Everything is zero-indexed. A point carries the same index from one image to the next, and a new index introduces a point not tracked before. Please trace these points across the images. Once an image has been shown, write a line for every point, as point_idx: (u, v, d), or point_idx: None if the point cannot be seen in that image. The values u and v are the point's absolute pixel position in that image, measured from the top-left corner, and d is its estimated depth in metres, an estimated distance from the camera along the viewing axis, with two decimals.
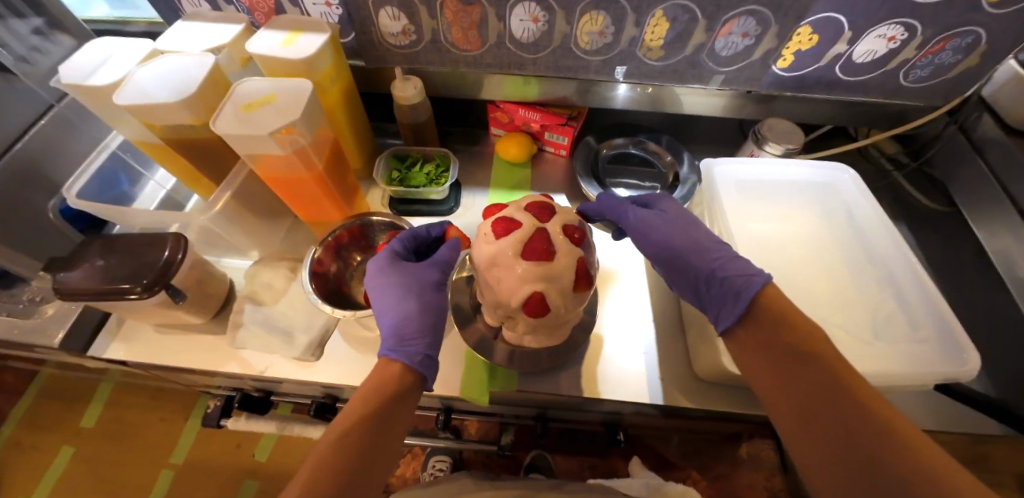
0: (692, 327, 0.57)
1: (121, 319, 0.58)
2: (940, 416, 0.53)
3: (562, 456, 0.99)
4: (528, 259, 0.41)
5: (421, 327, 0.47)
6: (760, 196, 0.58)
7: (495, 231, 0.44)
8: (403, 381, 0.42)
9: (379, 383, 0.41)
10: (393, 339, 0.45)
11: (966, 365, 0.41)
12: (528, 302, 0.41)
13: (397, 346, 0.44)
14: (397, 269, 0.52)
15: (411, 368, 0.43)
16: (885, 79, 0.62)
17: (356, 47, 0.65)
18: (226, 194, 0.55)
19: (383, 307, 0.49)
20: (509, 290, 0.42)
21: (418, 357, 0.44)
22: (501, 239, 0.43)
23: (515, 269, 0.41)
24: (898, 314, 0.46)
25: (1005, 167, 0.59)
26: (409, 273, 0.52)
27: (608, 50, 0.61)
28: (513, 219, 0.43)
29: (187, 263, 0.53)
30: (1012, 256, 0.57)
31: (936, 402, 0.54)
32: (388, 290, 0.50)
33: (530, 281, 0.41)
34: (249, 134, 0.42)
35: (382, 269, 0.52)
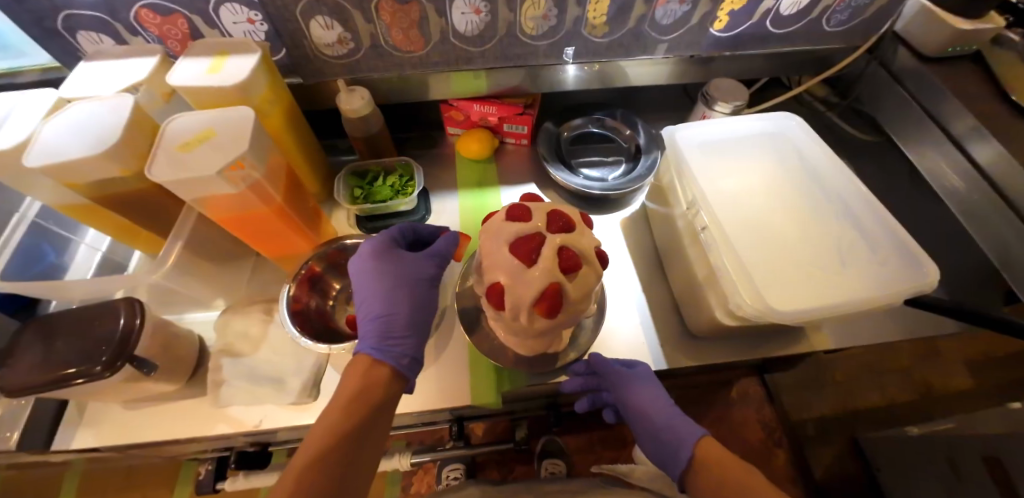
0: (680, 289, 0.59)
1: (81, 404, 0.52)
2: (903, 325, 0.59)
3: (572, 436, 1.02)
4: (530, 266, 0.39)
5: (408, 326, 0.49)
6: (721, 154, 0.60)
7: (503, 227, 0.42)
8: (382, 376, 0.45)
9: (361, 381, 0.43)
10: (378, 336, 0.47)
11: (928, 277, 0.44)
12: (545, 298, 0.38)
13: (380, 345, 0.46)
14: (387, 264, 0.52)
15: (397, 370, 0.46)
16: (810, 27, 0.66)
17: (290, 64, 0.61)
18: (177, 245, 0.50)
19: (368, 299, 0.50)
20: (520, 289, 0.39)
21: (403, 358, 0.47)
22: (512, 234, 0.41)
23: (526, 264, 0.39)
24: (861, 243, 0.50)
25: (923, 93, 0.65)
26: (400, 270, 0.52)
27: (554, 33, 0.61)
28: (524, 212, 0.42)
29: (148, 327, 0.48)
30: (941, 172, 0.64)
31: (898, 314, 0.60)
32: (378, 283, 0.51)
33: (546, 276, 0.38)
34: (194, 176, 0.38)
35: (370, 261, 0.52)
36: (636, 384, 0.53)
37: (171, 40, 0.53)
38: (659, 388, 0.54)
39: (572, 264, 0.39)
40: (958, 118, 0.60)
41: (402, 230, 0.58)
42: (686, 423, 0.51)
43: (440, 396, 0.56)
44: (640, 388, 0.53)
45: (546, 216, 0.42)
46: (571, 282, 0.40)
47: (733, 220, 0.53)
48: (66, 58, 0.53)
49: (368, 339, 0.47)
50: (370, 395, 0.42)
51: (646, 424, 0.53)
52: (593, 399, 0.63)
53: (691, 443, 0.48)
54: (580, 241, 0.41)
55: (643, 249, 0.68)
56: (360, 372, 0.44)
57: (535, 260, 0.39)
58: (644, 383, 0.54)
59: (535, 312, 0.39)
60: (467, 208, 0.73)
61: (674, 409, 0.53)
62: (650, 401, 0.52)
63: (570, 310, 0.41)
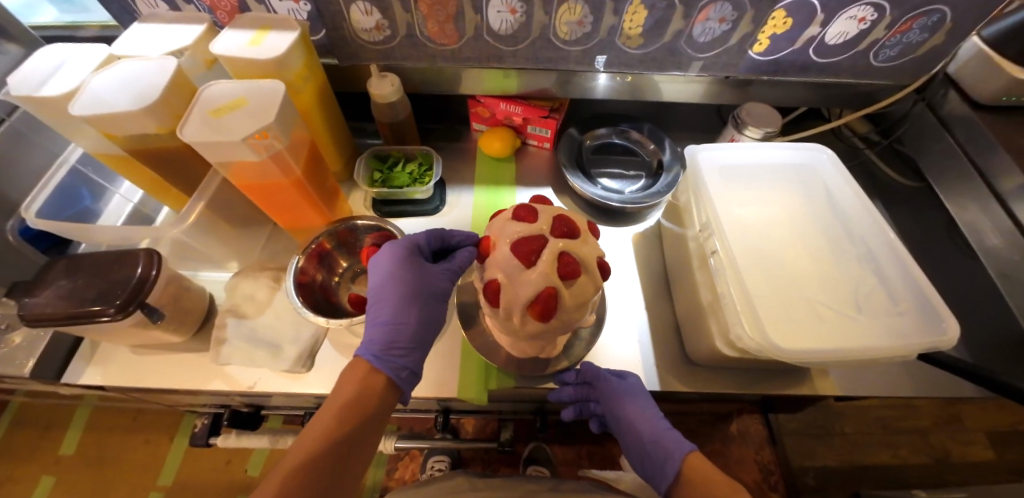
0: (683, 310, 0.58)
1: (94, 342, 0.55)
2: (917, 381, 0.56)
3: (561, 446, 1.01)
4: (530, 267, 0.39)
5: (414, 340, 0.49)
6: (741, 180, 0.58)
7: (508, 225, 0.42)
8: (380, 386, 0.45)
9: (360, 387, 0.43)
10: (382, 344, 0.47)
11: (946, 335, 0.41)
12: (539, 301, 0.38)
13: (382, 354, 0.46)
14: (414, 269, 0.52)
15: (394, 383, 0.46)
16: (856, 59, 0.63)
17: (328, 45, 0.63)
18: (199, 205, 0.52)
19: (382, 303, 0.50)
20: (515, 287, 0.39)
21: (402, 372, 0.47)
22: (515, 232, 0.40)
23: (525, 264, 0.39)
24: (879, 290, 0.48)
25: (972, 142, 0.61)
26: (422, 279, 0.52)
27: (588, 40, 0.61)
28: (530, 213, 0.42)
29: (162, 279, 0.50)
30: (980, 226, 0.60)
31: (914, 369, 0.57)
32: (394, 290, 0.50)
33: (542, 278, 0.38)
34: (221, 140, 0.40)
35: (398, 262, 0.51)
36: (625, 398, 0.52)
37: (221, 12, 0.56)
38: (651, 404, 0.53)
39: (570, 270, 0.39)
40: (1008, 173, 0.56)
41: (431, 236, 0.56)
42: (675, 437, 0.51)
43: (428, 384, 0.56)
44: (629, 403, 0.52)
45: (552, 220, 0.41)
46: (567, 289, 0.40)
47: (742, 247, 0.52)
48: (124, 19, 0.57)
49: (371, 342, 0.47)
50: (367, 402, 0.42)
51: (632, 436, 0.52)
52: (579, 409, 0.62)
53: (677, 459, 0.48)
54: (582, 249, 0.40)
55: (651, 268, 0.67)
56: (360, 380, 0.44)
57: (535, 261, 0.39)
58: (633, 397, 0.53)
59: (528, 314, 0.39)
60: (481, 204, 0.73)
61: (664, 423, 0.53)
62: (637, 418, 0.52)
63: (563, 317, 0.41)
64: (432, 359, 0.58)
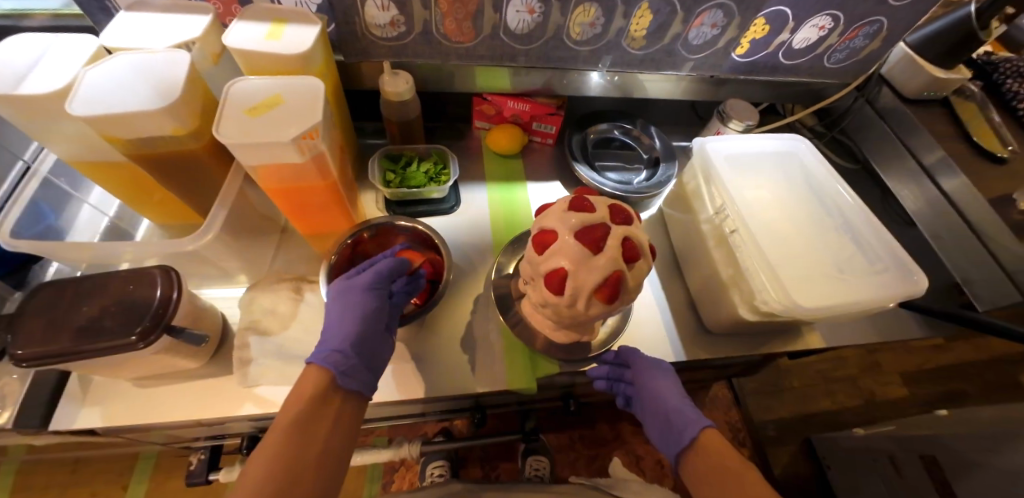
0: (699, 285, 0.64)
1: (87, 378, 0.50)
2: (883, 328, 0.67)
3: (553, 433, 1.10)
4: (598, 253, 0.41)
5: (359, 341, 0.46)
6: (741, 165, 0.66)
7: (568, 216, 0.44)
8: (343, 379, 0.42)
9: (305, 383, 0.41)
10: (325, 347, 0.44)
11: (917, 285, 0.51)
12: (609, 284, 0.40)
13: (329, 355, 0.43)
14: (367, 278, 0.50)
15: (336, 380, 0.42)
16: (813, 62, 0.74)
17: (335, 40, 0.60)
18: (221, 215, 0.48)
19: (348, 307, 0.48)
20: (583, 274, 0.41)
21: (343, 368, 0.43)
22: (578, 222, 0.43)
23: (593, 251, 0.41)
24: (858, 254, 0.58)
25: (903, 129, 0.78)
26: (369, 287, 0.50)
27: (596, 41, 0.64)
28: (587, 204, 0.44)
29: (183, 300, 0.47)
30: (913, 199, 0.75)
31: (880, 320, 0.68)
32: (341, 298, 0.48)
33: (610, 262, 0.41)
34: (268, 141, 0.38)
35: (352, 276, 0.50)
36: (654, 372, 0.57)
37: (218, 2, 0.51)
38: (676, 381, 0.57)
39: (633, 254, 0.42)
40: (930, 150, 0.73)
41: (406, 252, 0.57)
42: (694, 412, 0.53)
43: (473, 381, 0.56)
44: (658, 377, 0.56)
45: (608, 209, 0.44)
46: (629, 272, 0.43)
47: (751, 223, 0.59)
48: (96, 9, 0.50)
49: (318, 350, 0.44)
50: (320, 394, 0.40)
51: (657, 412, 0.55)
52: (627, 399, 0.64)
53: (695, 427, 0.50)
54: (638, 234, 0.44)
55: (662, 251, 0.73)
56: (307, 377, 0.41)
57: (602, 247, 0.41)
58: (662, 372, 0.57)
59: (596, 298, 0.41)
60: (496, 201, 0.74)
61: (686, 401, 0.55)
62: (664, 390, 0.55)
63: (624, 299, 0.44)
64: (473, 357, 0.58)
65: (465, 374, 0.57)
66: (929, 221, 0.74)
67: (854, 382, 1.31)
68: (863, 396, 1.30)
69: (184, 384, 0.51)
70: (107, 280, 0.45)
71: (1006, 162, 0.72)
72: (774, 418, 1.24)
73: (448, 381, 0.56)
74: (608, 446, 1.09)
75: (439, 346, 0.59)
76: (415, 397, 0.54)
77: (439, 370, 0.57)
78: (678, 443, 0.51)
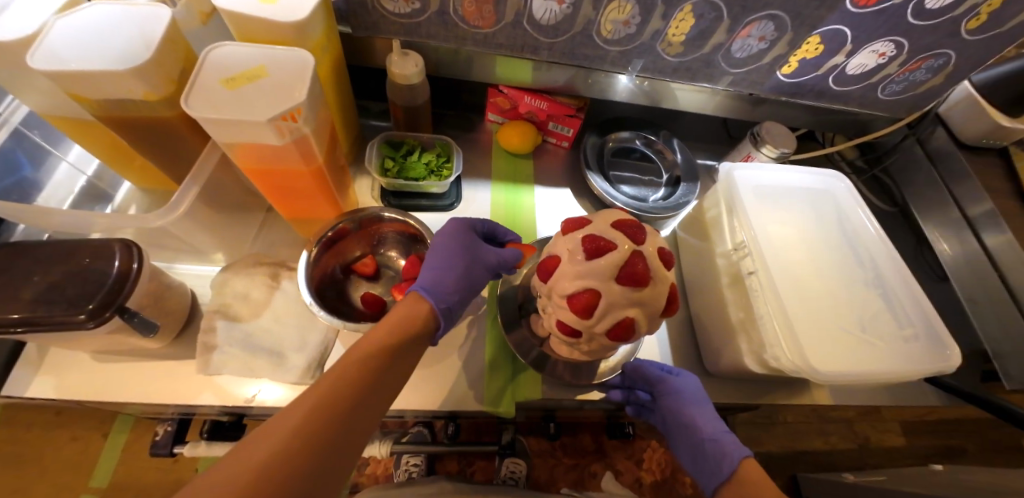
0: (704, 323, 0.59)
1: (44, 346, 0.48)
2: (900, 393, 0.62)
3: (535, 439, 1.07)
4: (612, 297, 0.38)
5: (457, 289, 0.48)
6: (771, 199, 0.60)
7: (580, 258, 0.40)
8: (429, 326, 0.44)
9: (404, 316, 0.42)
10: (430, 284, 0.47)
11: (949, 361, 0.46)
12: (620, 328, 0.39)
13: (433, 292, 0.46)
14: (461, 251, 0.51)
15: (434, 315, 0.45)
16: (865, 92, 0.67)
17: (344, 10, 0.55)
18: (193, 191, 0.44)
19: (472, 272, 0.50)
20: (594, 321, 0.40)
21: (442, 309, 0.46)
22: (590, 269, 0.39)
23: (607, 302, 0.39)
24: (887, 315, 0.52)
25: (954, 178, 0.71)
26: (470, 259, 0.51)
27: (628, 42, 0.58)
28: (602, 243, 0.39)
29: (144, 277, 0.43)
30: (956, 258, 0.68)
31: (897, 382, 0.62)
32: (465, 280, 0.49)
33: (624, 311, 0.39)
34: (243, 120, 0.34)
35: (450, 248, 0.51)
36: (686, 390, 0.54)
37: None
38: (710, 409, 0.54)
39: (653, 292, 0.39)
40: (978, 203, 0.67)
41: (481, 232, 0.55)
42: (733, 440, 0.49)
43: (448, 393, 0.53)
44: (690, 404, 0.53)
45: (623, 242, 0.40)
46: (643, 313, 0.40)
47: (772, 264, 0.54)
48: None
49: (432, 293, 0.46)
50: (406, 335, 0.40)
51: (691, 441, 0.52)
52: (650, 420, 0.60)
53: (734, 459, 0.47)
54: (659, 272, 0.40)
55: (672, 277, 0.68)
56: (407, 308, 0.43)
57: (617, 291, 0.38)
58: (692, 393, 0.54)
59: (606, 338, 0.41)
60: (499, 202, 0.69)
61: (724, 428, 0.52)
62: (697, 419, 0.52)
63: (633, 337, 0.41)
64: (451, 368, 0.55)
65: (439, 385, 0.54)
66: (964, 281, 0.68)
67: (852, 426, 1.26)
68: (858, 443, 1.25)
69: (144, 363, 0.48)
70: (66, 248, 0.42)
71: None
72: (762, 452, 1.21)
73: (421, 391, 0.53)
74: (588, 460, 1.06)
75: None
76: None
77: (415, 378, 0.54)
78: (716, 471, 0.48)
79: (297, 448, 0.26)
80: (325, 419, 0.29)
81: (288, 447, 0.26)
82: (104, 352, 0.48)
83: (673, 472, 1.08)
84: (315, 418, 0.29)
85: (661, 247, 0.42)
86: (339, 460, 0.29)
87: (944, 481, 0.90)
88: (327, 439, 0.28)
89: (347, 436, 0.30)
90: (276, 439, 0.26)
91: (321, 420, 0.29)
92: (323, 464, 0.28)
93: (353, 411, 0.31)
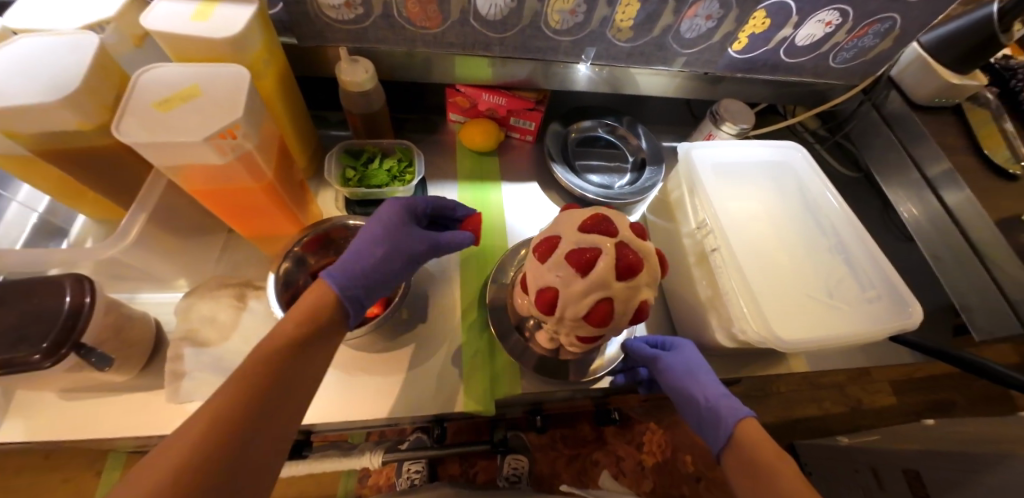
0: (678, 303, 0.60)
1: (7, 390, 0.46)
2: (875, 353, 0.63)
3: (534, 434, 1.07)
4: (583, 277, 0.37)
5: (373, 271, 0.45)
6: (730, 176, 0.61)
7: (540, 262, 0.41)
8: (333, 311, 0.40)
9: (312, 301, 0.40)
10: (340, 265, 0.44)
11: (911, 318, 0.47)
12: (597, 312, 0.38)
13: (342, 273, 0.43)
14: (387, 229, 0.47)
15: (340, 299, 0.41)
16: (818, 61, 0.68)
17: (287, 22, 0.54)
18: (141, 217, 0.44)
19: (386, 261, 0.46)
20: (569, 310, 0.39)
21: (353, 293, 0.42)
22: (549, 268, 0.40)
23: (567, 293, 0.38)
24: (850, 279, 0.53)
25: (911, 139, 0.72)
26: (396, 238, 0.47)
27: (578, 31, 0.58)
28: (556, 242, 0.41)
29: (99, 310, 0.42)
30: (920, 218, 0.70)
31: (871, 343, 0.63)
32: (388, 259, 0.46)
33: (593, 299, 0.38)
34: (176, 141, 0.33)
35: (376, 225, 0.47)
36: (681, 364, 0.52)
37: None
38: (707, 371, 0.52)
39: (631, 264, 0.37)
40: (934, 161, 0.68)
41: (426, 204, 0.53)
42: (731, 401, 0.47)
43: (428, 397, 0.53)
44: (682, 375, 0.51)
45: (582, 233, 0.40)
46: (625, 294, 0.38)
47: (735, 241, 0.55)
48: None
49: (342, 276, 0.42)
50: (321, 320, 0.39)
51: (690, 404, 0.50)
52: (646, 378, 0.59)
53: (732, 416, 0.45)
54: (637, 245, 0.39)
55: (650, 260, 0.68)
56: (317, 294, 0.40)
57: (589, 270, 0.37)
58: (687, 365, 0.52)
59: (590, 324, 0.39)
60: (467, 202, 0.69)
61: (721, 386, 0.50)
62: (692, 379, 0.50)
63: (617, 322, 0.40)
64: (430, 371, 0.55)
65: (418, 391, 0.53)
66: (927, 240, 0.70)
67: (843, 390, 1.29)
68: (850, 406, 1.28)
69: (113, 397, 0.47)
70: (13, 289, 0.40)
71: (1018, 180, 0.67)
72: (759, 424, 1.23)
73: (401, 399, 0.53)
74: (587, 448, 1.07)
75: (392, 358, 0.55)
76: (363, 417, 0.51)
77: (394, 384, 0.53)
78: (715, 437, 0.47)
79: (207, 449, 0.26)
80: (237, 414, 0.29)
81: (218, 428, 0.27)
82: (69, 390, 0.47)
83: (672, 452, 1.10)
84: (244, 396, 0.30)
85: (632, 224, 0.42)
86: (257, 456, 0.29)
87: (935, 435, 0.92)
88: (258, 413, 0.30)
89: (279, 408, 0.32)
90: (202, 425, 0.27)
91: (251, 395, 0.30)
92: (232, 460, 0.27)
93: (264, 405, 0.31)
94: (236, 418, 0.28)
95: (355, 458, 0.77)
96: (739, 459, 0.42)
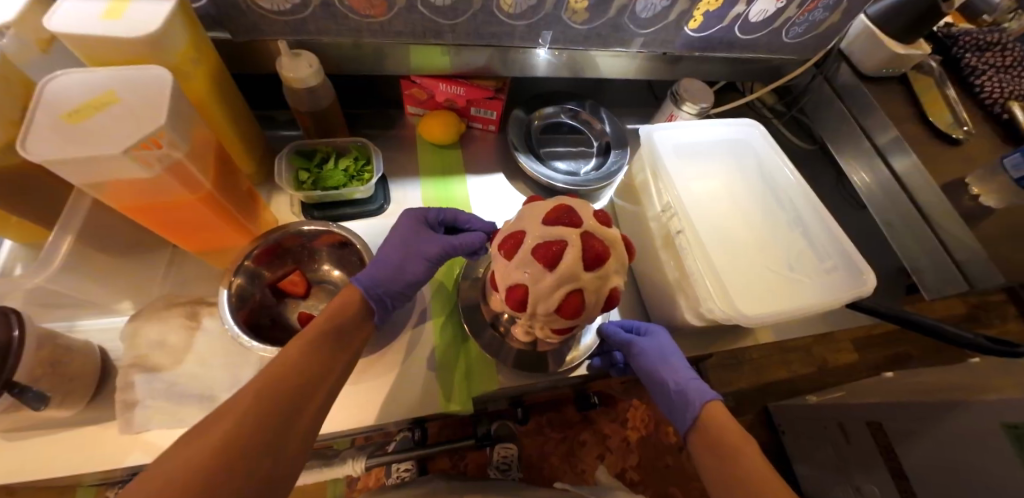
0: (646, 284, 0.61)
1: None
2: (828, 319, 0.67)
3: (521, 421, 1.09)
4: (552, 271, 0.37)
5: (396, 275, 0.47)
6: (694, 156, 0.61)
7: (506, 260, 0.40)
8: (362, 315, 0.43)
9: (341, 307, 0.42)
10: (367, 270, 0.47)
11: (866, 285, 0.48)
12: (569, 302, 0.37)
13: (368, 277, 0.46)
14: (411, 235, 0.51)
15: (366, 300, 0.44)
16: (770, 38, 0.69)
17: (216, 16, 0.49)
18: (69, 237, 0.41)
19: (406, 266, 0.49)
20: (541, 306, 0.38)
21: (375, 293, 0.45)
22: (516, 263, 0.39)
23: (536, 288, 0.37)
24: (808, 251, 0.55)
25: (861, 109, 0.74)
26: (417, 243, 0.51)
27: (533, 14, 0.56)
28: (519, 237, 0.40)
29: (31, 347, 0.37)
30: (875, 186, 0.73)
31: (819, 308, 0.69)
32: (411, 263, 0.49)
33: (564, 290, 0.37)
34: (91, 155, 0.30)
35: (402, 233, 0.51)
36: (653, 351, 0.53)
37: None
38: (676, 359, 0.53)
39: (597, 252, 0.37)
40: (883, 131, 0.71)
41: (442, 212, 0.56)
42: (699, 386, 0.49)
43: (403, 402, 0.52)
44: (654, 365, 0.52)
45: (545, 226, 0.39)
46: (595, 284, 0.38)
47: (700, 220, 0.56)
48: None
49: (367, 280, 0.46)
50: (348, 326, 0.40)
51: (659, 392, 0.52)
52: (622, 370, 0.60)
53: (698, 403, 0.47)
54: (602, 232, 0.39)
55: None
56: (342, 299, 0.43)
57: (555, 263, 0.37)
58: (660, 352, 0.53)
59: (562, 318, 0.39)
60: (430, 198, 0.67)
61: (689, 373, 0.51)
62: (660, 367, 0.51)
63: (587, 314, 0.40)
64: (402, 376, 0.53)
65: (391, 397, 0.52)
66: (874, 204, 0.72)
67: (809, 351, 1.37)
68: (817, 366, 1.36)
69: (58, 434, 0.44)
70: None
71: (959, 144, 0.72)
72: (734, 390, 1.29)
73: (375, 406, 0.51)
74: (575, 430, 1.09)
75: (363, 364, 0.53)
76: (335, 429, 0.50)
77: (365, 391, 0.52)
78: (682, 419, 0.48)
79: (236, 444, 0.27)
80: (268, 409, 0.30)
81: (216, 453, 0.25)
82: (5, 433, 0.43)
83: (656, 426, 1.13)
84: (247, 425, 0.28)
85: (597, 211, 0.41)
86: (285, 453, 0.29)
87: (897, 386, 0.99)
88: (263, 444, 0.28)
89: (286, 439, 0.30)
90: (200, 449, 0.25)
91: (257, 426, 0.28)
92: (263, 453, 0.28)
93: (293, 402, 0.32)
94: (239, 441, 0.27)
95: (338, 466, 0.76)
96: (708, 436, 0.44)
